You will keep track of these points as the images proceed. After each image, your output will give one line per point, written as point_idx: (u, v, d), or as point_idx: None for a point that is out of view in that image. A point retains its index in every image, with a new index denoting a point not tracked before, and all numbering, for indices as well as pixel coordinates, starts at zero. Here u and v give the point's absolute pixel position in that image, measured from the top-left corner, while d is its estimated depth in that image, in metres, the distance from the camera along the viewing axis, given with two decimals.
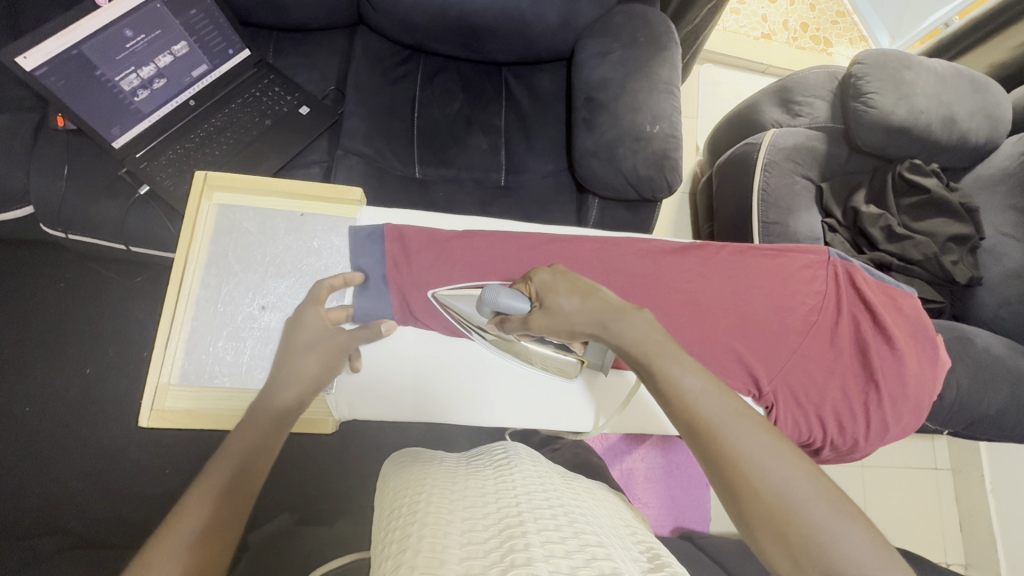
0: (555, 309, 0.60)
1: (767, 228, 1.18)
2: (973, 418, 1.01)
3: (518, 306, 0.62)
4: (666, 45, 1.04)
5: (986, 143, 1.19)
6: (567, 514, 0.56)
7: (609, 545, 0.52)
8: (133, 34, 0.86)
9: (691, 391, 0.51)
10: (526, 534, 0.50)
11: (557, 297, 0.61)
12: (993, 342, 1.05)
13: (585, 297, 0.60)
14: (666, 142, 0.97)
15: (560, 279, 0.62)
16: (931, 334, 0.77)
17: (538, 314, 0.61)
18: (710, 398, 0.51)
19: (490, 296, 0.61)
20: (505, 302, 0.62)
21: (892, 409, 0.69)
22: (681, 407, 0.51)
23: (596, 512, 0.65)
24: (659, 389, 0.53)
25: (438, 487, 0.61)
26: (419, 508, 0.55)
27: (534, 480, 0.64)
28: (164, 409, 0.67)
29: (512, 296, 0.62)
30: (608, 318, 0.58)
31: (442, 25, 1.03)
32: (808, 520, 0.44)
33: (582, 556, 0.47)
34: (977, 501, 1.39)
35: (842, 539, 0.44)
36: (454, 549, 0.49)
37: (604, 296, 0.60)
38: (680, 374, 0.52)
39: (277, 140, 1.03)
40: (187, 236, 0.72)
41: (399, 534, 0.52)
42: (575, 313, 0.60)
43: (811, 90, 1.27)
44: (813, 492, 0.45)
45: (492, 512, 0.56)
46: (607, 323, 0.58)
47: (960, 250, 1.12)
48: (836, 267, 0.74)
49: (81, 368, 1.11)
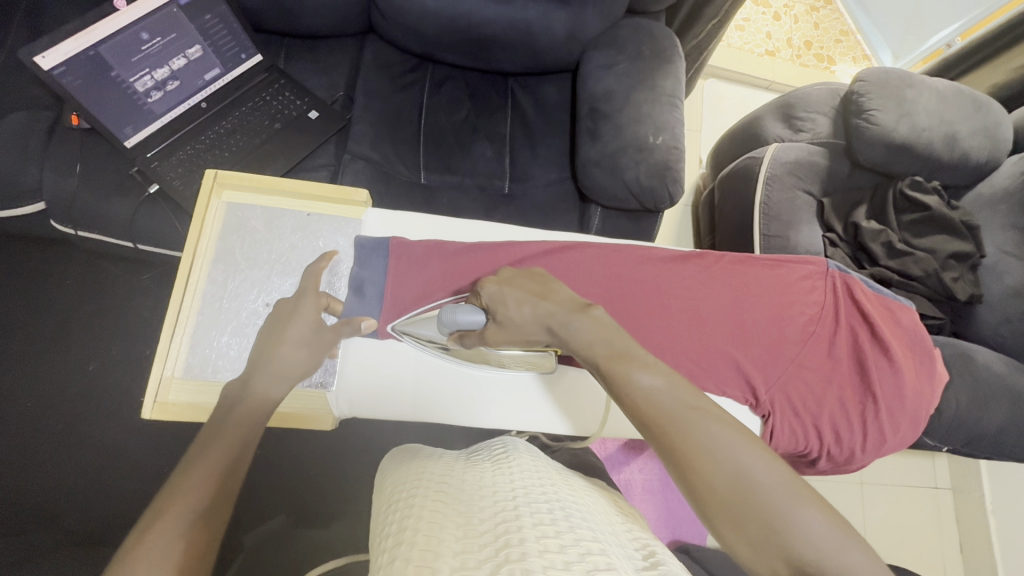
0: (510, 320, 0.61)
1: (767, 241, 1.20)
2: (973, 435, 1.01)
3: (474, 320, 0.63)
4: (670, 59, 1.05)
5: (986, 162, 1.20)
6: (563, 509, 0.57)
7: (604, 541, 0.52)
8: (148, 37, 0.88)
9: (646, 386, 0.51)
10: (522, 529, 0.50)
11: (507, 305, 0.60)
12: (994, 360, 1.05)
13: (531, 306, 0.60)
14: (668, 153, 0.98)
15: (506, 287, 0.62)
16: (928, 347, 0.77)
17: (493, 328, 0.62)
18: (664, 393, 0.51)
19: (448, 315, 0.63)
20: (462, 318, 0.63)
21: (889, 420, 0.69)
22: (634, 403, 0.51)
23: (592, 509, 0.65)
24: (614, 391, 0.53)
25: (435, 482, 0.62)
26: (414, 502, 0.56)
27: (531, 475, 0.65)
28: (167, 401, 0.67)
29: (469, 311, 0.63)
30: (558, 320, 0.58)
31: (450, 35, 1.05)
32: (767, 506, 0.45)
33: (577, 551, 0.48)
34: (978, 521, 1.38)
35: (800, 521, 0.44)
36: (450, 543, 0.49)
37: (554, 302, 0.60)
38: (632, 370, 0.52)
39: (286, 143, 1.05)
40: (195, 233, 0.73)
41: (395, 527, 0.53)
42: (526, 321, 0.60)
43: (812, 107, 1.29)
44: (770, 478, 0.46)
45: (489, 506, 0.56)
46: (554, 327, 0.58)
47: (960, 267, 1.13)
48: (835, 278, 0.75)
49: (84, 364, 1.12)
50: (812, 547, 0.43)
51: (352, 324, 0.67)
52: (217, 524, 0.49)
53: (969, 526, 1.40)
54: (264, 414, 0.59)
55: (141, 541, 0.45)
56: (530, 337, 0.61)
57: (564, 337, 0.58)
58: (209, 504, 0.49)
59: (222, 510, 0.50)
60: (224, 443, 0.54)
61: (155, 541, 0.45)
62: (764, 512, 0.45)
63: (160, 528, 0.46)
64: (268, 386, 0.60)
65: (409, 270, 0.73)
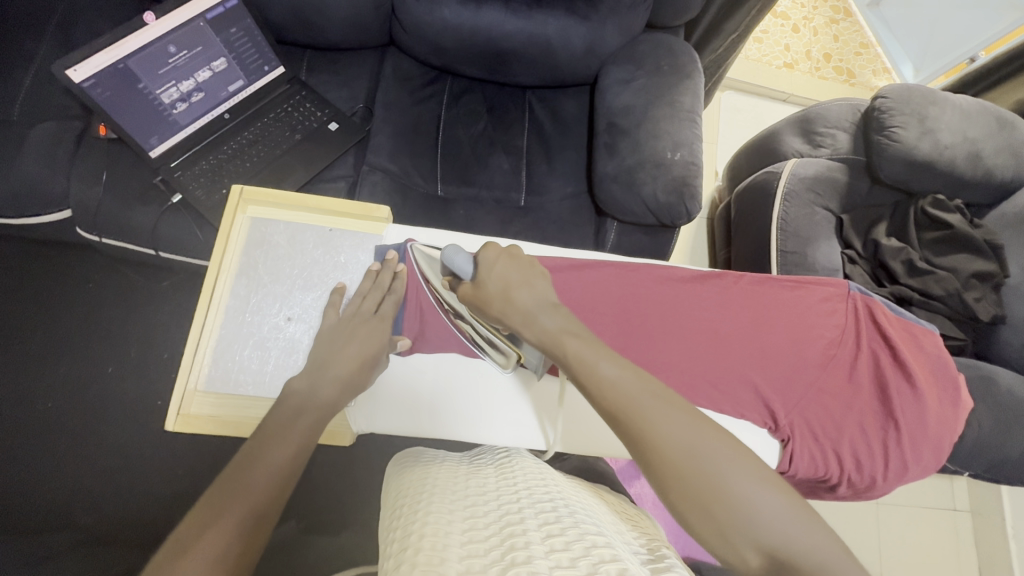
0: (482, 284, 0.57)
1: (784, 257, 1.19)
2: (995, 461, 0.98)
3: (466, 273, 0.60)
4: (689, 74, 1.05)
5: (1011, 181, 1.18)
6: (568, 506, 0.57)
7: (609, 536, 0.53)
8: (175, 50, 0.90)
9: (608, 378, 0.49)
10: (527, 532, 0.50)
11: (491, 277, 0.57)
12: (1018, 384, 1.03)
13: (513, 290, 0.56)
14: (686, 169, 0.98)
15: (504, 259, 0.58)
16: (953, 373, 0.75)
17: (469, 289, 0.59)
18: (629, 383, 0.49)
19: (450, 252, 0.59)
20: (456, 264, 0.59)
21: (912, 448, 0.68)
22: (602, 395, 0.49)
23: (596, 507, 0.65)
24: (580, 381, 0.50)
25: (439, 487, 0.62)
26: (421, 508, 0.56)
27: (534, 475, 0.66)
28: (190, 413, 0.68)
29: (471, 261, 0.58)
30: (530, 313, 0.55)
31: (470, 48, 1.06)
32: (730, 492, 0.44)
33: (582, 548, 0.48)
34: (998, 547, 1.35)
35: (763, 507, 0.44)
36: (455, 545, 0.49)
37: (528, 289, 0.56)
38: (597, 361, 0.50)
39: (305, 154, 1.07)
40: (220, 247, 0.74)
41: (401, 532, 0.53)
42: (496, 299, 0.56)
43: (833, 121, 1.27)
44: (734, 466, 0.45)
45: (493, 511, 0.56)
46: (522, 318, 0.55)
47: (983, 287, 1.11)
48: (856, 301, 0.73)
49: (104, 368, 1.14)
50: (780, 531, 0.43)
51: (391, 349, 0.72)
52: (264, 528, 0.50)
53: (989, 552, 1.37)
54: (324, 420, 0.61)
55: (195, 540, 0.45)
56: (489, 308, 0.58)
57: (530, 331, 0.55)
58: (261, 510, 0.50)
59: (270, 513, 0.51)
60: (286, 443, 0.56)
61: (211, 538, 0.46)
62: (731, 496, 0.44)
63: (217, 527, 0.46)
64: (337, 395, 0.63)
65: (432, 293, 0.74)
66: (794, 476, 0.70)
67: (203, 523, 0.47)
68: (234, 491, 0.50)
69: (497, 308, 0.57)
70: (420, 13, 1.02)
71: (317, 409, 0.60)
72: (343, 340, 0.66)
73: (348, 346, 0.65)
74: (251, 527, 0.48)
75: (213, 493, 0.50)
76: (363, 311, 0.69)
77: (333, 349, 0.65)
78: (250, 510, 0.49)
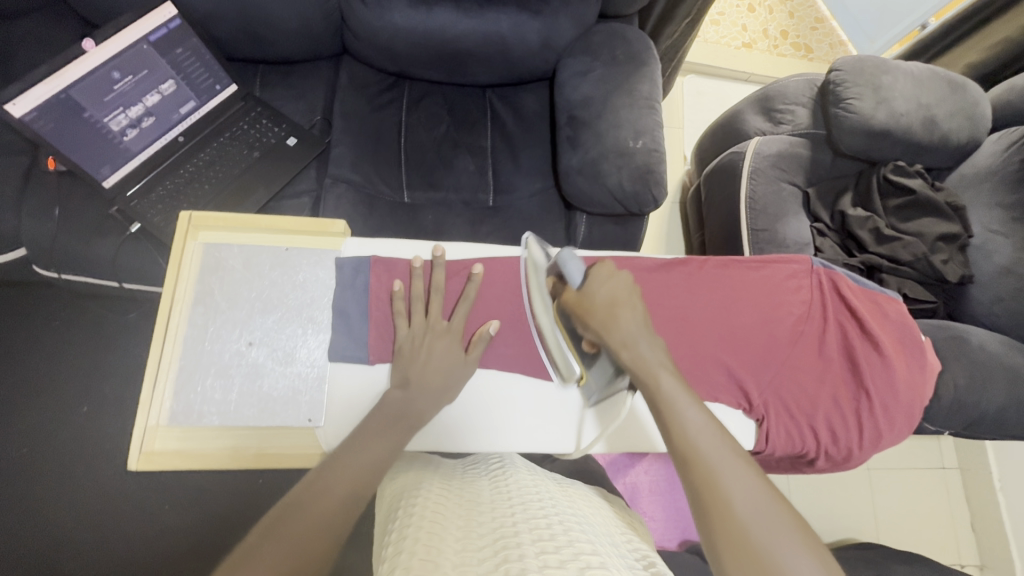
0: (588, 293, 0.60)
1: (755, 235, 1.20)
2: (973, 418, 1.00)
3: (572, 279, 0.63)
4: (645, 62, 1.05)
5: (968, 142, 1.20)
6: (562, 521, 0.56)
7: (603, 551, 0.52)
8: (120, 76, 0.87)
9: (690, 425, 0.53)
10: (522, 550, 0.49)
11: (600, 289, 0.60)
12: (989, 340, 1.05)
13: (618, 308, 0.59)
14: (649, 156, 0.98)
15: (616, 279, 0.61)
16: (919, 339, 0.76)
17: (572, 295, 0.62)
18: (707, 433, 0.52)
19: (566, 257, 0.64)
20: (568, 269, 0.63)
21: (885, 415, 0.69)
22: (678, 439, 0.53)
23: (591, 519, 0.65)
24: (660, 415, 0.54)
25: (433, 489, 0.62)
26: (415, 511, 0.55)
27: (528, 485, 0.66)
28: (153, 450, 0.67)
29: (582, 272, 0.63)
30: (630, 336, 0.58)
31: (424, 51, 1.05)
32: (782, 574, 0.45)
33: (576, 565, 0.47)
34: (987, 501, 1.38)
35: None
36: (449, 558, 0.48)
37: (629, 312, 0.59)
38: (682, 406, 0.54)
39: (266, 171, 1.05)
40: (173, 277, 0.72)
41: (395, 534, 0.53)
42: (601, 312, 0.59)
43: (791, 98, 1.29)
44: (793, 546, 0.46)
45: (488, 521, 0.56)
46: (615, 340, 0.58)
47: (950, 249, 1.13)
48: (819, 275, 0.74)
49: (77, 407, 1.11)
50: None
51: (485, 337, 0.71)
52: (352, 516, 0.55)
53: (978, 506, 1.40)
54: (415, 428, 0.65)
55: (300, 505, 0.53)
56: (588, 319, 0.60)
57: (622, 355, 0.58)
58: (350, 504, 0.55)
59: (360, 501, 0.56)
60: (382, 436, 0.62)
61: (308, 513, 0.52)
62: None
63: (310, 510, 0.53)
64: (426, 405, 0.66)
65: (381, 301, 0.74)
66: (773, 454, 0.69)
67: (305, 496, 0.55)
68: (329, 480, 0.57)
69: (597, 319, 0.59)
70: (370, 19, 1.00)
71: (412, 418, 0.65)
72: (427, 348, 0.69)
73: (430, 356, 0.68)
74: (338, 513, 0.54)
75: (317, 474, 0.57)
76: (432, 324, 0.70)
77: (421, 359, 0.68)
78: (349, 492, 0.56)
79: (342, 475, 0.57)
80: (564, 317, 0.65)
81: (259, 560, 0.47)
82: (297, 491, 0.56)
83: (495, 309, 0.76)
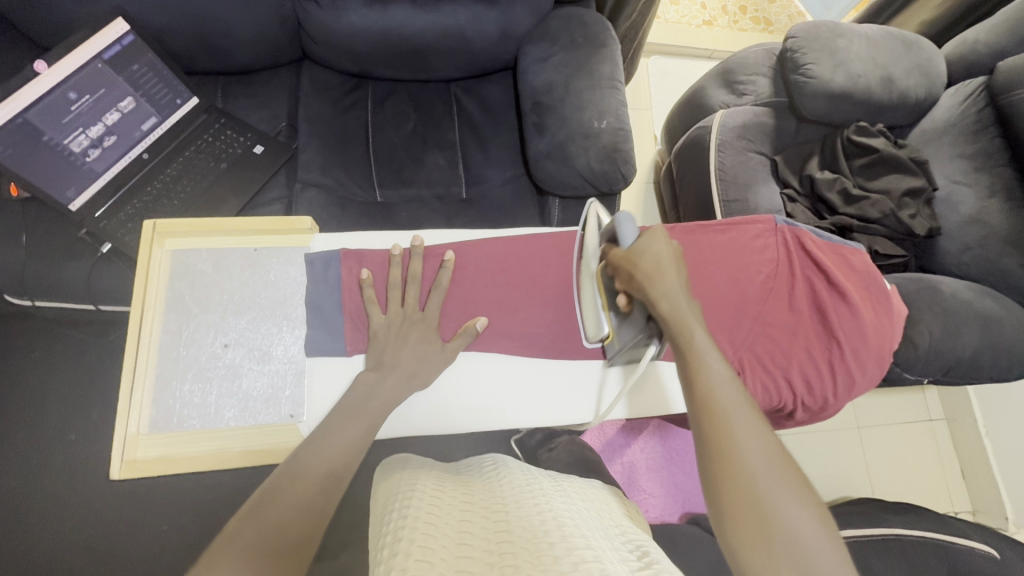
0: (638, 250, 0.63)
1: (727, 206, 1.21)
2: (950, 363, 1.03)
3: (626, 237, 0.66)
4: (604, 43, 1.06)
5: (925, 98, 1.23)
6: (556, 518, 0.56)
7: (596, 544, 0.52)
8: (77, 96, 0.86)
9: (713, 377, 0.54)
10: (518, 556, 0.49)
11: (649, 250, 0.63)
12: (959, 288, 1.08)
13: (664, 268, 0.62)
14: (615, 135, 0.99)
15: (661, 242, 0.64)
16: (884, 287, 0.78)
17: (621, 251, 0.65)
18: (727, 386, 0.54)
19: (624, 219, 0.67)
20: (624, 229, 0.66)
21: (856, 361, 0.71)
22: (698, 389, 0.54)
23: (586, 514, 0.65)
24: (685, 368, 0.56)
25: (428, 491, 0.61)
26: (409, 513, 0.55)
27: (522, 483, 0.66)
28: (135, 458, 0.66)
29: (637, 235, 0.66)
30: (670, 291, 0.60)
31: (384, 50, 1.05)
32: (779, 516, 0.46)
33: (570, 560, 0.48)
34: (974, 446, 1.42)
35: (804, 533, 0.46)
36: (445, 558, 0.48)
37: (672, 274, 0.61)
38: (707, 359, 0.56)
39: (234, 181, 1.04)
40: (141, 284, 0.72)
41: (389, 539, 0.53)
42: (650, 268, 0.61)
43: (751, 69, 1.31)
44: (795, 498, 0.47)
45: (484, 523, 0.56)
46: (653, 291, 0.60)
47: (916, 203, 1.16)
48: (784, 234, 0.76)
49: (66, 436, 1.10)
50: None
51: (470, 331, 0.72)
52: (326, 506, 0.54)
53: (967, 453, 1.43)
54: (386, 413, 0.65)
55: (271, 494, 0.52)
56: (635, 273, 0.62)
57: (656, 306, 0.60)
58: (320, 497, 0.54)
59: (338, 485, 0.56)
60: (358, 422, 0.62)
61: (283, 501, 0.52)
62: (781, 529, 0.46)
63: (279, 502, 0.51)
64: (399, 386, 0.67)
65: (354, 295, 0.73)
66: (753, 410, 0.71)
67: (273, 487, 0.53)
68: (302, 466, 0.56)
69: (643, 274, 0.61)
70: (327, 21, 1.00)
71: (385, 401, 0.65)
72: (403, 336, 0.70)
73: (405, 340, 0.70)
74: (306, 507, 0.52)
75: (290, 463, 0.56)
76: (409, 313, 0.71)
77: (396, 345, 0.69)
78: (326, 474, 0.56)
79: (314, 465, 0.56)
80: (604, 277, 0.68)
81: (245, 536, 0.48)
82: (270, 479, 0.54)
83: (470, 292, 0.76)
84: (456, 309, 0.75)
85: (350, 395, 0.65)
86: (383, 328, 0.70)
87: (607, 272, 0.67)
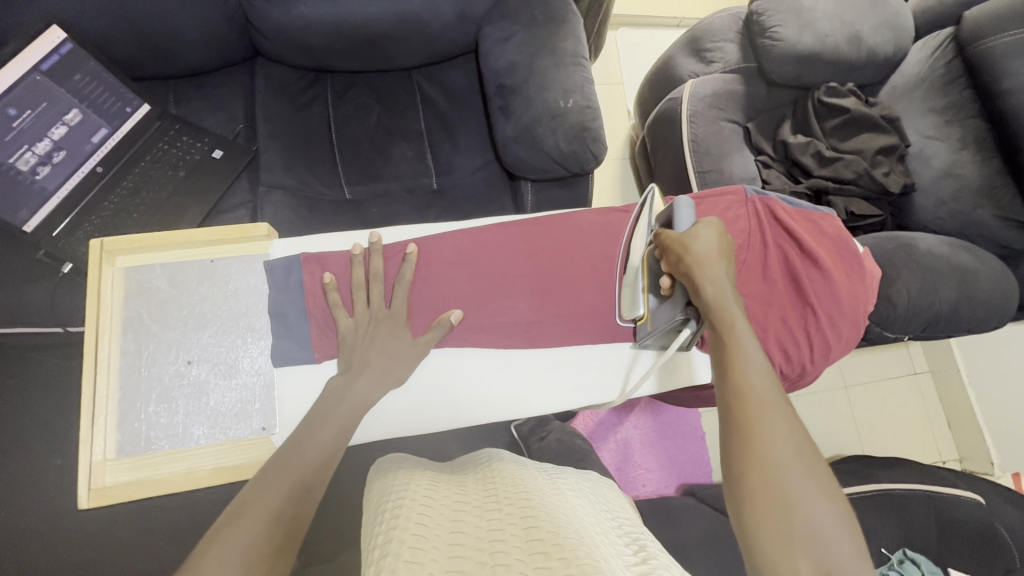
0: (692, 234, 0.63)
1: (702, 177, 1.20)
2: (929, 319, 1.03)
3: (682, 222, 0.66)
4: (565, 19, 1.03)
5: (894, 54, 1.22)
6: (550, 514, 0.56)
7: (591, 540, 0.52)
8: (17, 112, 0.82)
9: (750, 367, 0.53)
10: (510, 555, 0.48)
11: (701, 237, 0.62)
12: (935, 243, 1.08)
13: (716, 256, 0.61)
14: (582, 114, 0.97)
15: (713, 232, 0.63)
16: (856, 251, 0.78)
17: (674, 235, 0.65)
18: (761, 377, 0.53)
19: (683, 204, 0.67)
20: (682, 214, 0.66)
21: (831, 326, 0.71)
22: (732, 377, 0.53)
23: (582, 509, 0.65)
24: (721, 355, 0.55)
25: (420, 491, 0.61)
26: (400, 513, 0.54)
27: (517, 480, 0.65)
28: (104, 485, 0.65)
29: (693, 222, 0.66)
30: (716, 277, 0.59)
31: (338, 42, 1.01)
32: (801, 509, 0.45)
33: (565, 555, 0.47)
34: (958, 395, 1.44)
35: (825, 529, 0.45)
36: (436, 559, 0.48)
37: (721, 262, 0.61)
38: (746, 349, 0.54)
39: (194, 190, 1.01)
40: (94, 306, 0.69)
41: (380, 542, 0.51)
42: (701, 253, 0.61)
43: (718, 36, 1.29)
44: (819, 495, 0.46)
45: (478, 522, 0.55)
46: (698, 273, 0.60)
47: (890, 161, 1.15)
48: (754, 203, 0.75)
49: (51, 461, 1.08)
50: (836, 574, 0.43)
51: (444, 325, 0.70)
52: (300, 517, 0.53)
53: (951, 402, 1.47)
54: (357, 419, 0.64)
55: (247, 506, 0.51)
56: (684, 256, 0.62)
57: (700, 289, 0.59)
58: (290, 512, 0.52)
59: (312, 494, 0.55)
60: (332, 429, 0.61)
61: (252, 514, 0.50)
62: (803, 525, 0.45)
63: (252, 514, 0.50)
64: (371, 386, 0.66)
65: (320, 300, 0.71)
66: None
67: (248, 499, 0.52)
68: (276, 477, 0.55)
69: (694, 257, 0.61)
70: (276, 15, 0.96)
71: (356, 402, 0.64)
72: (374, 335, 0.68)
73: (374, 340, 0.68)
74: (276, 521, 0.50)
75: (267, 471, 0.56)
76: (377, 313, 0.70)
77: (366, 347, 0.68)
78: (297, 483, 0.55)
79: (288, 477, 0.55)
80: (650, 259, 0.69)
81: (219, 551, 0.47)
82: (240, 494, 0.53)
83: (438, 288, 0.74)
84: (426, 304, 0.73)
85: (327, 400, 0.64)
86: (353, 330, 0.69)
87: (656, 253, 0.67)
